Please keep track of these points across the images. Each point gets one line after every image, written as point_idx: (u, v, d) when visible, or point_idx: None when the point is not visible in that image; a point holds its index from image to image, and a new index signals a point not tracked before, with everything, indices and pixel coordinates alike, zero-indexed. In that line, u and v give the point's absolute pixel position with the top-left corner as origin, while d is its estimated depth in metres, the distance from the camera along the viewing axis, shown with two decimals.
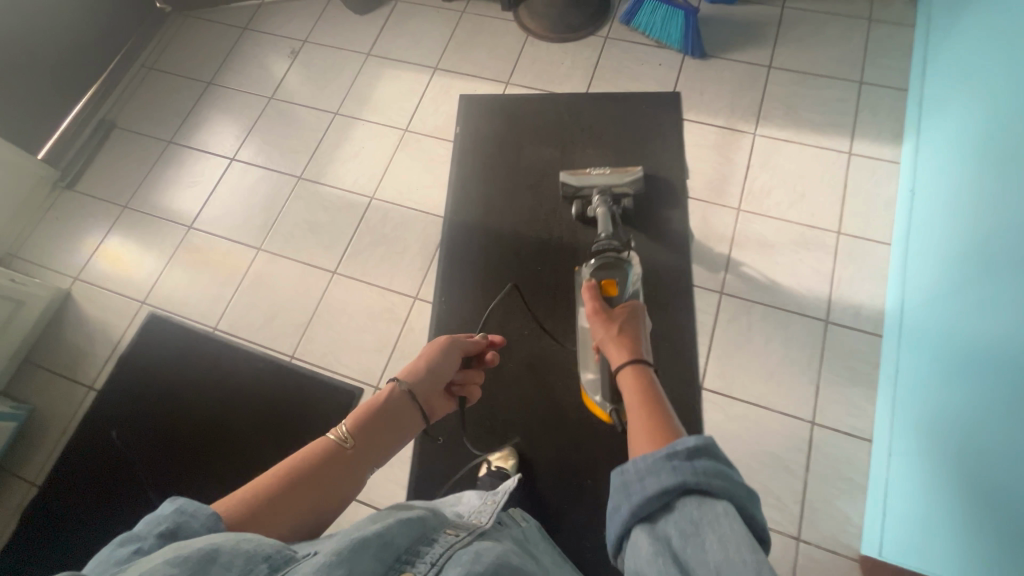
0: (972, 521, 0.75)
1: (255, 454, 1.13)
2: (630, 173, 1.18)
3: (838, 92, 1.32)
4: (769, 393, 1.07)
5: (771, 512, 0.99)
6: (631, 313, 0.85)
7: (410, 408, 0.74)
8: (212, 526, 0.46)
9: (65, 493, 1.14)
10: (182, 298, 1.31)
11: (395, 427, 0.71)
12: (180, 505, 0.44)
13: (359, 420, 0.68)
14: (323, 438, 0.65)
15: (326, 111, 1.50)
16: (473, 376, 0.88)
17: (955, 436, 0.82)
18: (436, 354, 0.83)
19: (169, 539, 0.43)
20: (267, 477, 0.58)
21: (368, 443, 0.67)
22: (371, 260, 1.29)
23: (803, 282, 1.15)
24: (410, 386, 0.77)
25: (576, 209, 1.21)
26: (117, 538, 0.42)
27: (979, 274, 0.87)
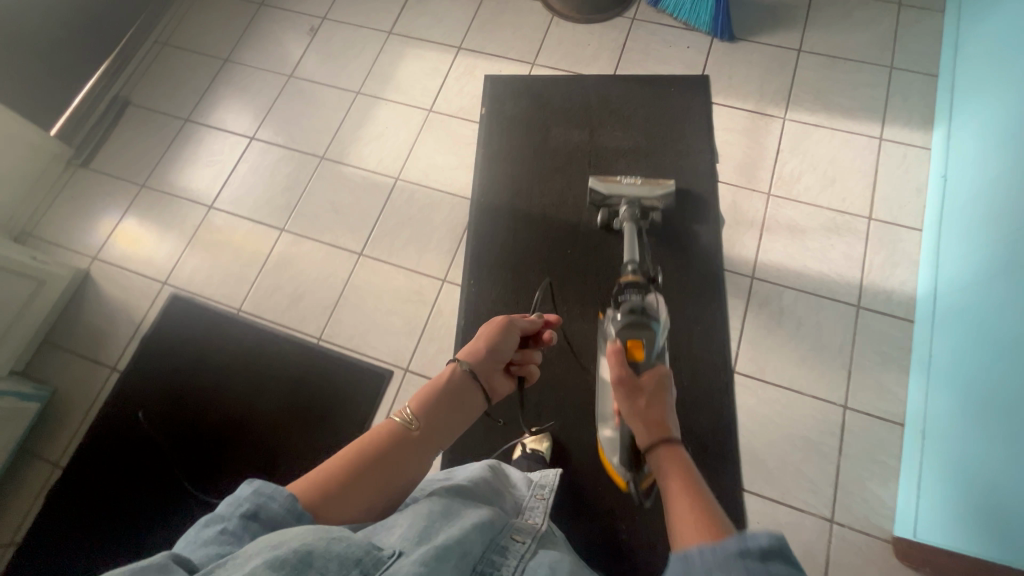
0: (1006, 497, 0.76)
1: (284, 437, 1.12)
2: (662, 186, 1.15)
3: (868, 77, 1.31)
4: (801, 377, 1.08)
5: (806, 495, 1.00)
6: (660, 381, 0.72)
7: (473, 391, 0.72)
8: (289, 507, 0.49)
9: (89, 475, 1.12)
10: (205, 279, 1.29)
11: (457, 410, 0.69)
12: (257, 489, 0.48)
13: (421, 403, 0.67)
14: (387, 421, 0.63)
15: (347, 90, 1.47)
16: (533, 353, 0.84)
17: (985, 416, 0.84)
18: (498, 333, 0.79)
19: (250, 520, 0.47)
20: (333, 464, 0.56)
21: (432, 428, 0.65)
22: (398, 242, 1.27)
23: (835, 268, 1.15)
24: (472, 366, 0.74)
25: (602, 218, 1.18)
26: (205, 518, 0.47)
27: (1012, 257, 0.88)
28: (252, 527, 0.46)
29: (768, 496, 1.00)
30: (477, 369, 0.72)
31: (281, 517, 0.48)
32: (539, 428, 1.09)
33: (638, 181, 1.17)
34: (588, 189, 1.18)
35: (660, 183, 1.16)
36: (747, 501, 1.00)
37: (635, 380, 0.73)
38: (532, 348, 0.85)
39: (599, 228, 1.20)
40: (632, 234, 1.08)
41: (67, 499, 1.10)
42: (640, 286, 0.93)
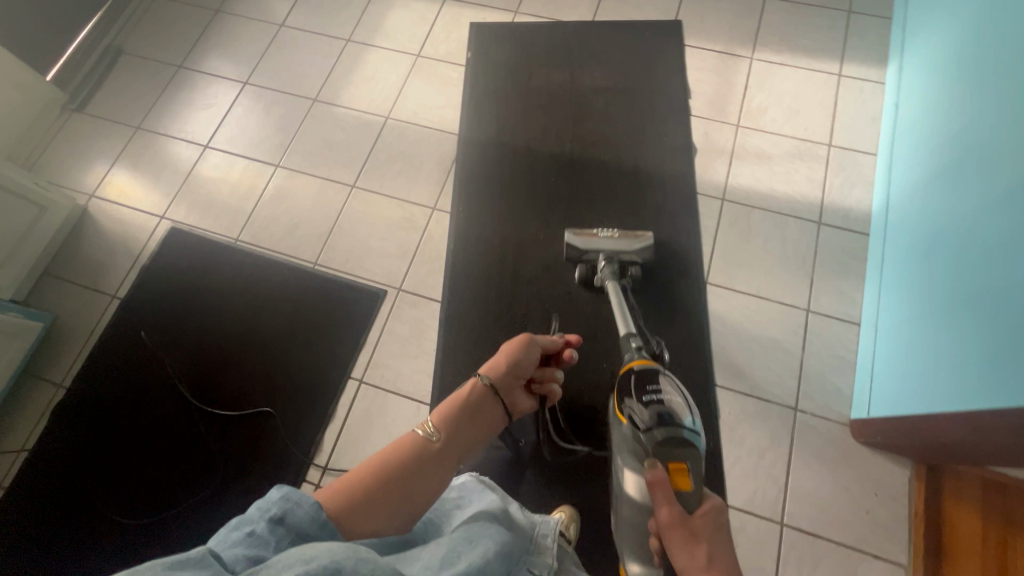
0: (944, 367, 0.84)
1: (283, 353, 1.17)
2: (640, 239, 1.12)
3: (828, 21, 1.41)
4: (767, 286, 1.16)
5: (772, 387, 1.08)
6: (715, 526, 0.72)
7: (490, 404, 0.83)
8: (314, 515, 0.53)
9: (92, 392, 1.16)
10: (203, 213, 1.33)
11: (476, 422, 0.81)
12: (287, 494, 0.52)
13: (443, 418, 0.78)
14: (412, 432, 0.74)
15: (337, 38, 1.53)
16: (550, 372, 0.97)
17: (932, 301, 0.92)
18: (517, 350, 0.91)
19: (277, 522, 0.50)
20: (368, 469, 0.67)
21: (452, 439, 0.76)
22: (389, 175, 1.33)
23: (798, 190, 1.24)
24: (490, 381, 0.86)
25: (580, 273, 1.15)
26: (233, 520, 0.50)
27: (954, 162, 0.96)
28: (278, 532, 0.50)
29: (738, 390, 1.08)
30: (495, 384, 0.85)
31: (305, 525, 0.52)
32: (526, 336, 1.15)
33: (616, 234, 1.14)
34: (565, 245, 1.14)
35: (638, 236, 1.13)
36: (719, 394, 1.08)
37: (692, 524, 0.72)
38: (551, 367, 0.99)
39: (577, 284, 1.17)
40: (617, 301, 1.04)
41: (72, 414, 1.14)
42: (654, 371, 0.83)
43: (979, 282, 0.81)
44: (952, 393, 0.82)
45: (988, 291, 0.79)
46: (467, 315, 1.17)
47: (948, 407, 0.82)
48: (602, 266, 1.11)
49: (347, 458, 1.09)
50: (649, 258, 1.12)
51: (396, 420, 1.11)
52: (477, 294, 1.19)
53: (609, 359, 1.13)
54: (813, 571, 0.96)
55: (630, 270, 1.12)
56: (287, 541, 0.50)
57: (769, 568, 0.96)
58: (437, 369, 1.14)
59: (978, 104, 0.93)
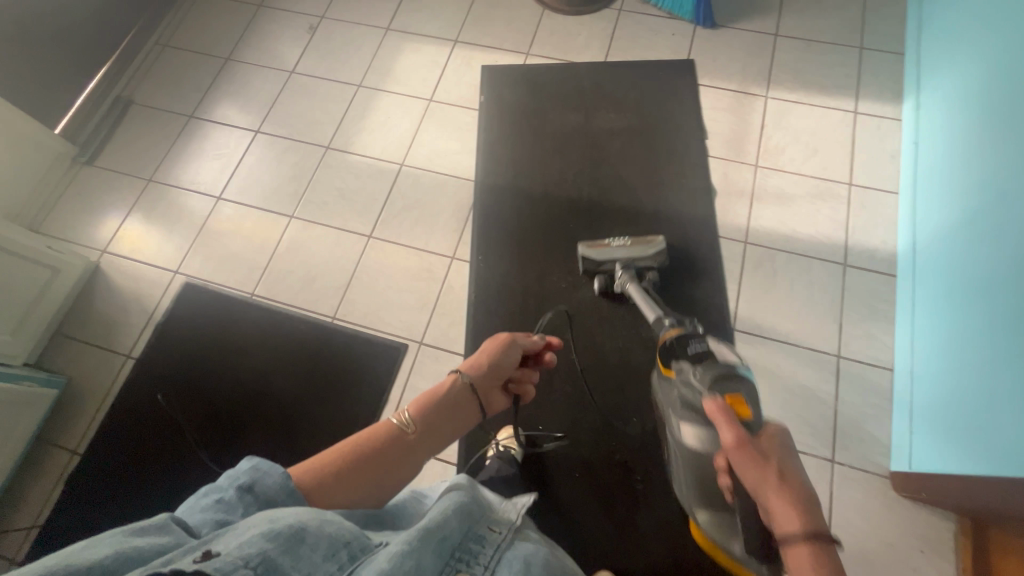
0: (985, 427, 0.83)
1: (303, 412, 1.15)
2: (653, 244, 1.14)
3: (841, 57, 1.41)
4: (796, 332, 1.14)
5: (807, 438, 1.06)
6: (782, 446, 0.66)
7: (466, 401, 0.79)
8: (284, 485, 0.52)
9: (110, 458, 1.13)
10: (217, 267, 1.31)
11: (452, 418, 0.77)
12: (256, 464, 0.51)
13: (419, 409, 0.74)
14: (387, 420, 0.71)
15: (349, 84, 1.52)
16: (529, 375, 0.93)
17: (969, 356, 0.90)
18: (497, 350, 0.87)
19: (246, 491, 0.49)
20: (339, 452, 0.64)
21: (427, 431, 0.73)
22: (406, 223, 1.31)
23: (821, 231, 1.23)
24: (471, 379, 0.82)
25: (598, 284, 1.17)
26: (205, 488, 0.50)
27: (983, 212, 0.95)
28: (246, 500, 0.49)
29: None
30: (475, 382, 0.81)
31: (274, 494, 0.51)
32: (553, 390, 1.13)
33: (627, 241, 1.16)
34: (580, 257, 1.16)
35: (650, 241, 1.15)
36: None
37: (757, 447, 0.65)
38: (530, 369, 0.94)
39: (597, 295, 1.18)
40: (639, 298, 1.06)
41: (87, 483, 1.11)
42: (694, 334, 0.89)
43: (1015, 342, 0.80)
44: (993, 456, 0.80)
45: (1020, 347, 0.79)
46: None
47: (988, 469, 0.80)
48: (619, 274, 1.13)
49: None
50: (663, 260, 1.15)
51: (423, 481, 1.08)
52: None
53: (639, 413, 1.10)
54: None
55: (647, 274, 1.14)
56: (258, 508, 0.50)
57: None
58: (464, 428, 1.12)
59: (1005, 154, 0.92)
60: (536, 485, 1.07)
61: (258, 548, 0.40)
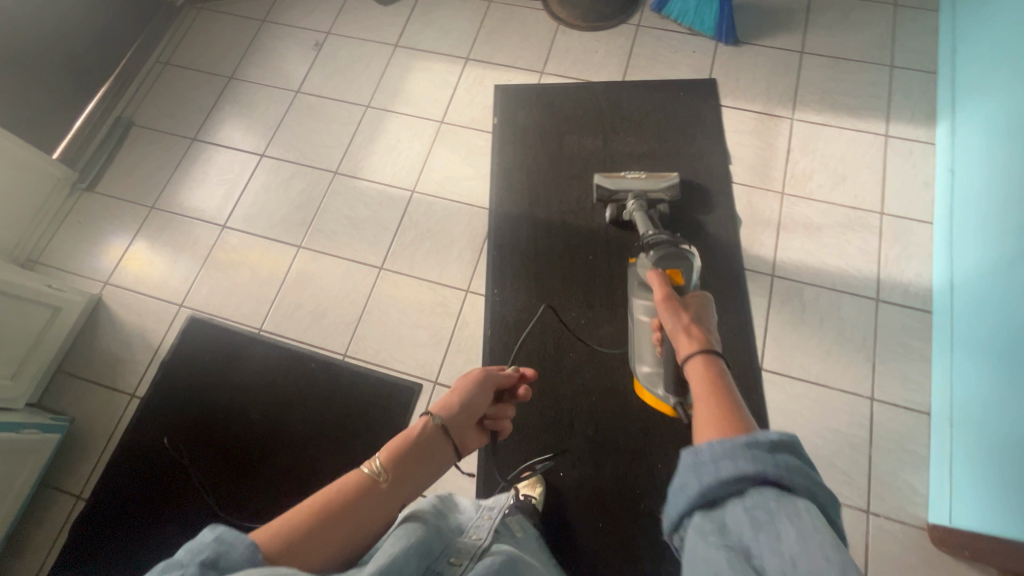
0: None
1: (315, 456, 1.11)
2: (666, 179, 1.18)
3: (870, 76, 1.35)
4: (827, 372, 1.10)
5: (841, 487, 1.01)
6: (704, 303, 0.76)
7: (441, 446, 0.72)
8: (252, 557, 0.44)
9: (116, 504, 1.09)
10: (224, 300, 1.27)
11: (429, 464, 0.70)
12: (223, 534, 0.43)
13: (389, 456, 0.66)
14: (355, 472, 0.63)
15: (356, 104, 1.47)
16: (506, 410, 0.86)
17: (1013, 409, 0.86)
18: (472, 388, 0.81)
19: (208, 568, 0.41)
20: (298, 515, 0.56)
21: (399, 483, 0.65)
22: (418, 254, 1.27)
23: (852, 263, 1.18)
24: (444, 421, 0.75)
25: (610, 213, 1.20)
26: (159, 567, 0.41)
27: None
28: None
29: None
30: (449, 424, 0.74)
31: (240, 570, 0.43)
32: (574, 433, 1.09)
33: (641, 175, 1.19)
34: (595, 187, 1.20)
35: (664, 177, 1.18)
36: None
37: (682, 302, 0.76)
38: (506, 404, 0.88)
39: (609, 223, 1.22)
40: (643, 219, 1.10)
41: (93, 532, 1.07)
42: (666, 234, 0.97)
43: None
44: None
45: None
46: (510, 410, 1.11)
47: None
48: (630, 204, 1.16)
49: None
50: (675, 194, 1.18)
51: None
52: None
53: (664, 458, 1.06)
54: None
55: (658, 205, 1.17)
56: None
57: None
58: (480, 472, 1.08)
59: None
60: (557, 534, 1.03)
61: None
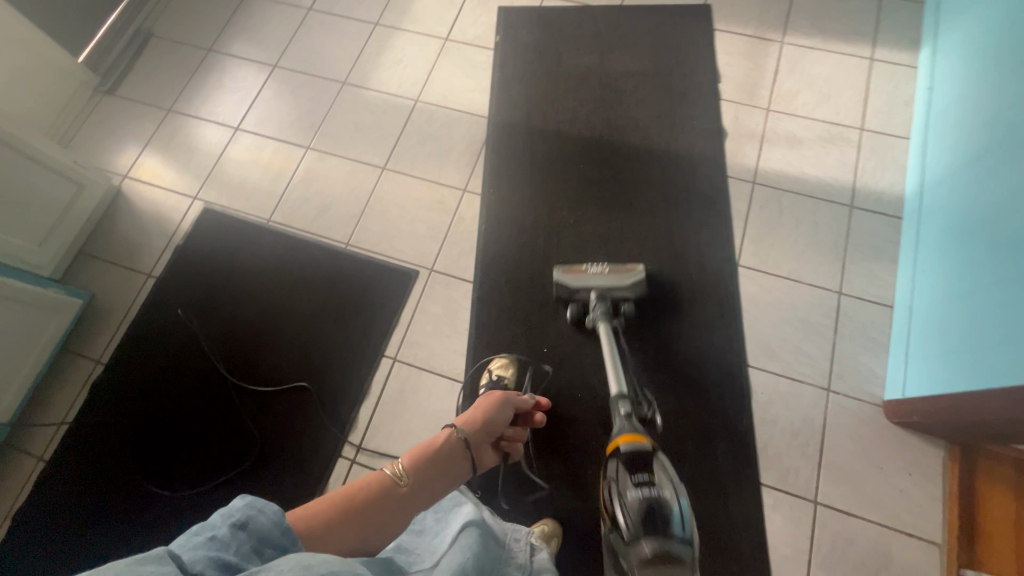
0: (974, 354, 0.86)
1: (317, 332, 1.19)
2: (631, 273, 1.08)
3: (860, 5, 1.40)
4: (800, 269, 1.16)
5: (804, 368, 1.08)
6: None
7: (459, 456, 0.85)
8: (277, 523, 0.52)
9: (133, 367, 1.18)
10: (236, 193, 1.35)
11: (445, 473, 0.82)
12: (250, 500, 0.52)
13: (414, 462, 0.79)
14: (381, 471, 0.75)
15: (365, 22, 1.53)
16: (520, 433, 0.98)
17: (964, 286, 0.93)
18: (493, 407, 0.93)
19: (239, 528, 0.50)
20: (336, 495, 0.68)
21: (419, 486, 0.77)
22: (420, 156, 1.34)
23: (830, 173, 1.24)
24: (465, 436, 0.87)
25: (572, 312, 1.11)
26: (195, 527, 0.49)
27: (987, 150, 0.96)
28: (240, 537, 0.49)
29: (771, 370, 1.09)
30: (468, 438, 0.86)
31: (267, 531, 0.51)
32: (560, 318, 1.15)
33: (606, 268, 1.09)
34: (554, 282, 1.10)
35: (629, 270, 1.08)
36: (751, 375, 1.09)
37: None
38: (520, 428, 0.99)
39: (571, 322, 1.13)
40: (609, 351, 1.03)
41: (111, 389, 1.16)
42: (657, 473, 0.82)
43: (1011, 274, 0.82)
44: (982, 380, 0.83)
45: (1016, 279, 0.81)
46: (500, 297, 1.18)
47: (977, 392, 0.83)
48: (593, 305, 1.08)
49: (381, 435, 1.10)
50: (642, 289, 1.08)
51: (431, 398, 1.12)
52: (509, 275, 1.20)
53: (642, 341, 1.12)
54: (846, 548, 0.96)
55: (623, 307, 1.08)
56: (250, 545, 0.50)
57: (803, 547, 0.97)
58: (470, 349, 1.15)
59: (1010, 96, 0.93)
60: None
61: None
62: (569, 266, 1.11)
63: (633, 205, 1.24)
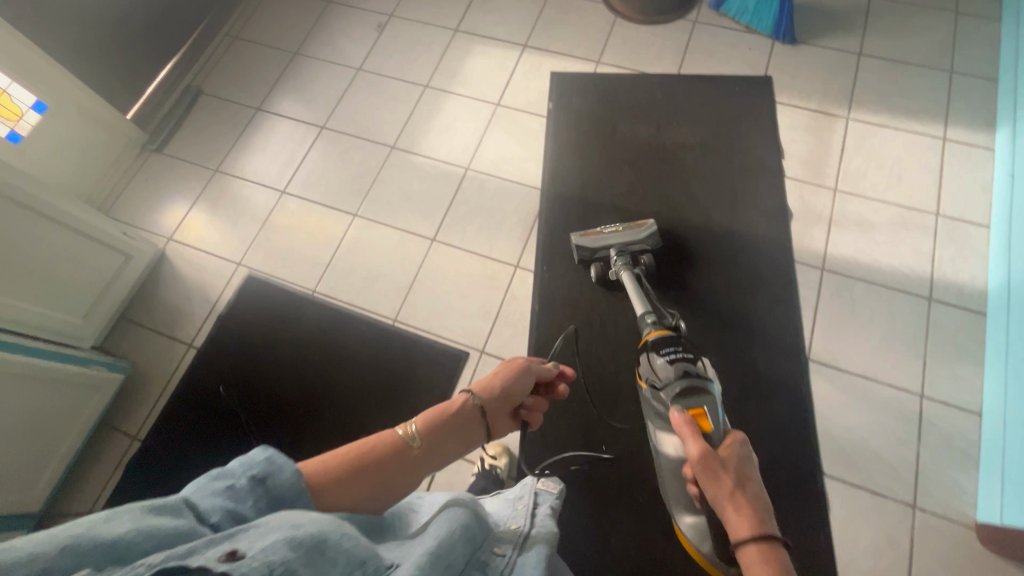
0: None
1: (362, 414, 1.13)
2: (643, 228, 1.14)
3: (929, 80, 1.35)
4: (876, 367, 1.09)
5: (885, 480, 1.01)
6: (742, 455, 0.68)
7: (476, 424, 0.74)
8: (297, 481, 0.49)
9: (170, 446, 1.13)
10: (281, 262, 1.31)
11: (460, 439, 0.72)
12: (270, 455, 0.48)
13: (427, 424, 0.69)
14: (392, 432, 0.66)
15: (415, 84, 1.51)
16: (543, 403, 0.85)
17: None
18: (515, 372, 0.80)
19: (257, 482, 0.46)
20: (342, 453, 0.60)
21: (431, 449, 0.67)
22: (470, 228, 1.30)
23: (905, 262, 1.17)
24: (484, 402, 0.76)
25: (595, 272, 1.16)
26: (213, 471, 0.46)
27: None
28: (257, 490, 0.46)
29: (848, 481, 1.01)
30: (486, 406, 0.75)
31: (285, 490, 0.48)
32: (618, 412, 1.10)
33: (619, 227, 1.15)
34: (574, 248, 1.15)
35: (641, 225, 1.14)
36: (828, 485, 1.01)
37: (719, 457, 0.67)
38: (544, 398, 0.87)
39: (595, 283, 1.18)
40: (634, 290, 1.07)
41: (147, 471, 1.11)
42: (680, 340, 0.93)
43: None
44: None
45: None
46: None
47: None
48: (613, 260, 1.13)
49: None
50: (657, 242, 1.14)
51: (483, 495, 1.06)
52: (564, 361, 1.14)
53: None
54: None
55: (642, 258, 1.13)
56: (265, 502, 0.46)
57: None
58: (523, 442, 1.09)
59: None
60: (595, 509, 1.04)
61: (281, 558, 0.37)
62: (585, 232, 1.17)
63: (696, 287, 1.18)
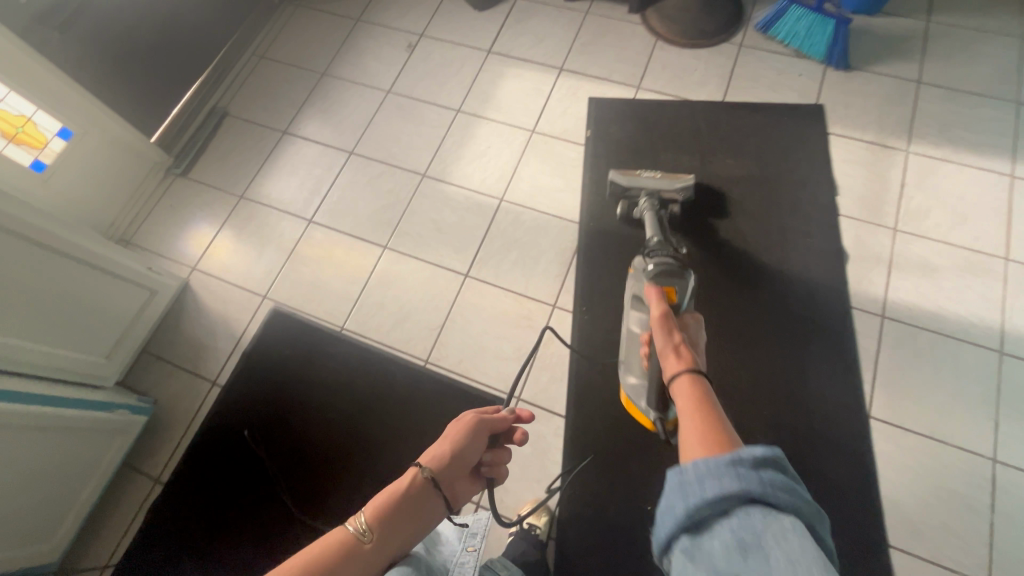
0: None
1: (391, 463, 1.08)
2: (682, 179, 1.12)
3: (994, 112, 1.27)
4: (943, 426, 1.02)
5: (956, 554, 0.93)
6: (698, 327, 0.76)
7: (432, 503, 0.64)
8: None
9: (194, 493, 1.09)
10: (308, 296, 1.26)
11: (416, 523, 0.62)
12: None
13: (374, 516, 0.59)
14: (332, 535, 0.56)
15: (447, 108, 1.45)
16: (503, 455, 0.75)
17: None
18: (464, 434, 0.70)
19: None
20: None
21: (383, 543, 0.58)
22: (505, 264, 1.24)
23: (973, 311, 1.09)
24: (435, 475, 0.66)
25: (622, 209, 1.17)
26: None
27: None
28: None
29: (915, 553, 0.94)
30: (438, 479, 0.65)
31: None
32: (663, 468, 1.03)
33: (658, 174, 1.14)
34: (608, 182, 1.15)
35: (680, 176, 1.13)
36: (894, 558, 0.94)
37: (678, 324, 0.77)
38: (504, 448, 0.76)
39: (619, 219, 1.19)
40: (651, 226, 1.04)
41: (170, 519, 1.07)
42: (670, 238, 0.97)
43: None
44: None
45: None
46: (595, 437, 1.06)
47: None
48: (642, 202, 1.12)
49: None
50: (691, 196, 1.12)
51: None
52: (605, 410, 1.08)
53: None
54: None
55: (670, 207, 1.12)
56: None
57: None
58: (562, 498, 1.03)
59: None
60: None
61: None
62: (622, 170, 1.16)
63: (746, 334, 1.12)
